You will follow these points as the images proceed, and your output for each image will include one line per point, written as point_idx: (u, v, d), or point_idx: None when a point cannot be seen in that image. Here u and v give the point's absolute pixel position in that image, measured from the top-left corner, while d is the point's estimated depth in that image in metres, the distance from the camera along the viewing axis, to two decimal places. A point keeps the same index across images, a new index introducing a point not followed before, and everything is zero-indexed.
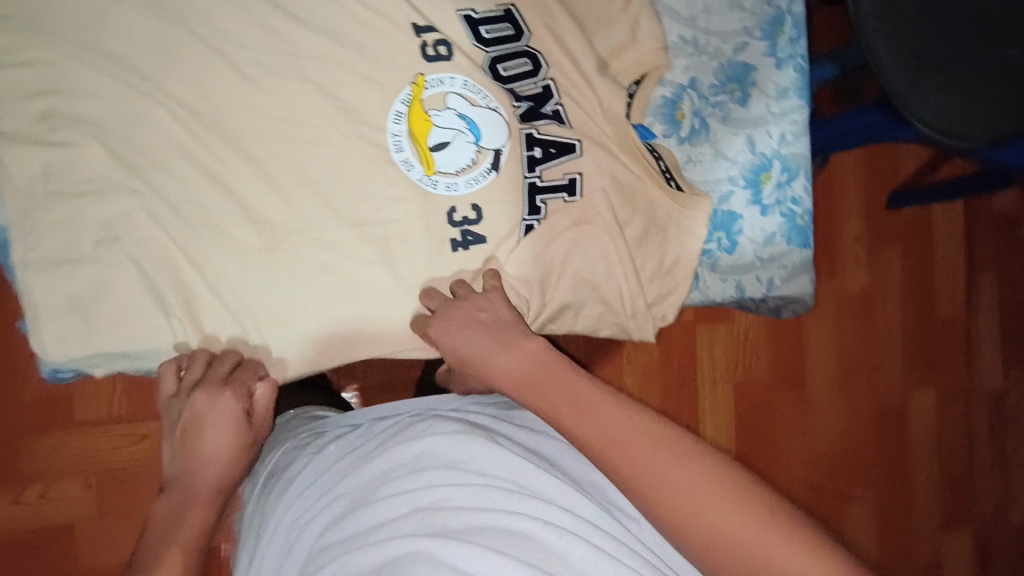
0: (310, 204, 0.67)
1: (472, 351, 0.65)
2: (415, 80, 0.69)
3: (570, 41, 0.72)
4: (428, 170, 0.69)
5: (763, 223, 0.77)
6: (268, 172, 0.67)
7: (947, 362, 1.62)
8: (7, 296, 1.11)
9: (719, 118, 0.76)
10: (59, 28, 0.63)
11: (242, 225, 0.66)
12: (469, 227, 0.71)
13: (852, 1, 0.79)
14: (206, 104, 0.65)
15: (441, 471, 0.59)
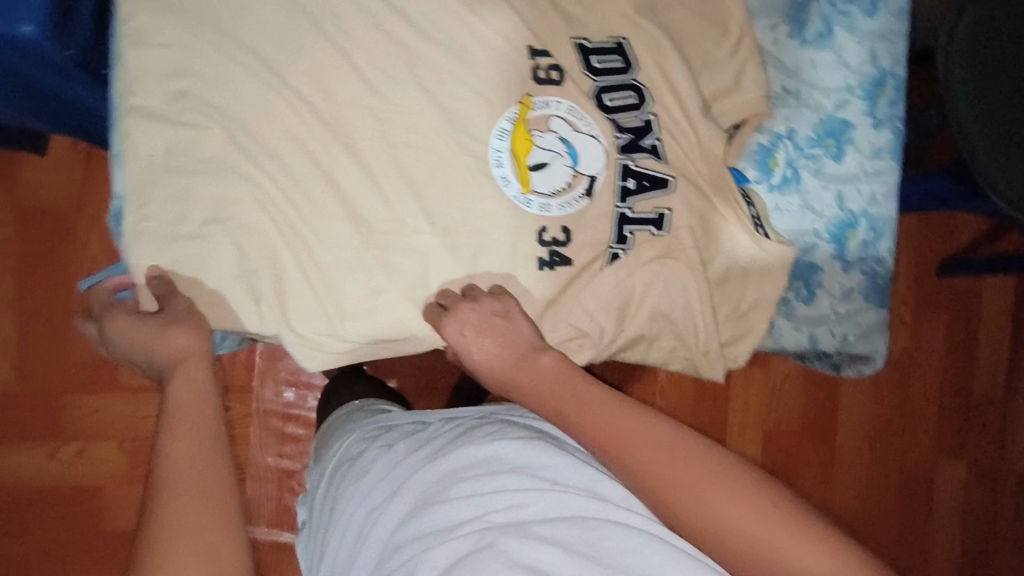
0: (408, 205, 0.68)
1: (487, 357, 0.65)
2: (522, 99, 0.70)
3: (677, 79, 0.72)
4: (524, 188, 0.70)
5: (843, 279, 0.77)
6: (370, 171, 0.68)
7: (983, 438, 1.58)
8: (83, 253, 1.16)
9: (813, 171, 0.76)
10: (203, 16, 0.67)
11: (341, 219, 0.68)
12: (556, 248, 0.71)
13: (942, 66, 0.80)
14: (325, 100, 0.67)
15: (513, 476, 0.62)
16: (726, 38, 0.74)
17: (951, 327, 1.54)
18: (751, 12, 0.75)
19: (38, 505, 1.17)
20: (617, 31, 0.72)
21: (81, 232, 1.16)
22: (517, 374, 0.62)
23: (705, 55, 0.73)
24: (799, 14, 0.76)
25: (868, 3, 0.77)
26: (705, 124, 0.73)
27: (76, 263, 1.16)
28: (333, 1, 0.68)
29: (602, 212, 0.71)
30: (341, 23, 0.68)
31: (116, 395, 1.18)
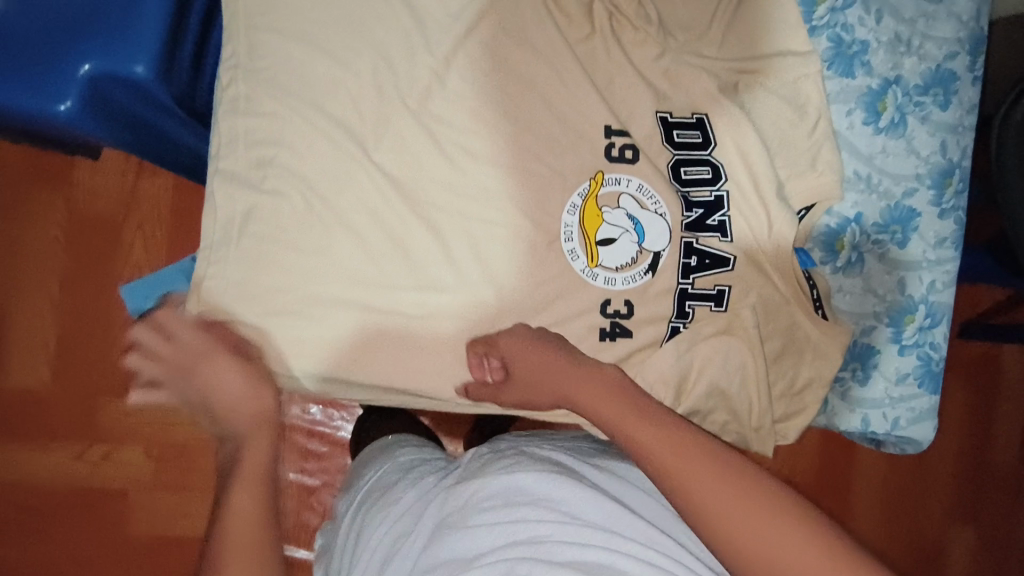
0: (480, 273, 0.71)
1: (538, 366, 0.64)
2: (593, 176, 0.72)
3: (753, 159, 0.74)
4: (591, 262, 0.73)
5: (899, 363, 0.79)
6: (453, 234, 0.70)
7: (997, 509, 1.45)
8: (122, 257, 1.09)
9: (876, 256, 0.78)
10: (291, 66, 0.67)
11: (409, 276, 0.70)
12: (619, 320, 0.74)
13: (997, 151, 0.82)
14: (412, 160, 0.69)
15: (535, 507, 0.52)
16: (803, 122, 0.75)
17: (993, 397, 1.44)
18: (828, 97, 0.77)
19: (65, 506, 1.08)
20: (698, 108, 0.74)
21: (128, 239, 1.09)
22: (569, 385, 0.60)
23: (782, 140, 0.75)
24: (875, 102, 0.77)
25: (942, 96, 0.78)
26: (775, 205, 0.74)
27: (126, 272, 1.09)
28: (426, 62, 0.69)
29: (666, 286, 0.74)
30: (435, 84, 0.69)
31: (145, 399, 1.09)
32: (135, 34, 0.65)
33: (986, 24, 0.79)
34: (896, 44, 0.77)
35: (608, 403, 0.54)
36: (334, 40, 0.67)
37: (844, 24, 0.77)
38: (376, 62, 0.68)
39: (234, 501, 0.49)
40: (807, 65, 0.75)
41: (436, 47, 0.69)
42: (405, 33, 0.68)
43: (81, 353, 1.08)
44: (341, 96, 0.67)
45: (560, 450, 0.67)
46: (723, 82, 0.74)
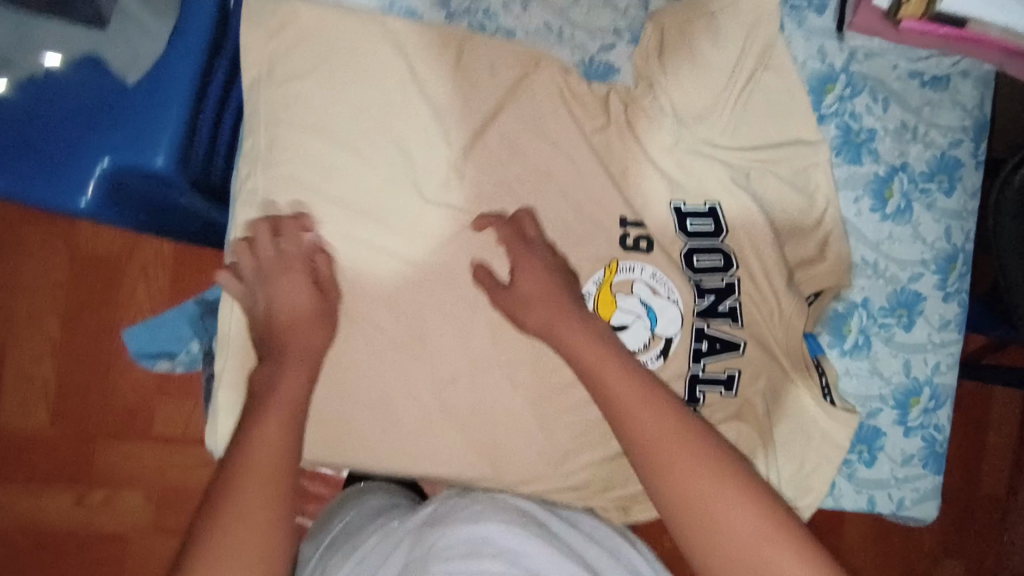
0: (494, 360, 0.72)
1: (535, 282, 0.64)
2: (608, 264, 0.72)
3: (764, 248, 0.75)
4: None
5: (905, 444, 0.80)
6: (468, 321, 0.70)
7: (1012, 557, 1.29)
8: (125, 302, 1.07)
9: (883, 339, 0.79)
10: (306, 160, 0.67)
11: (421, 363, 0.70)
12: None
13: (993, 224, 0.80)
14: (428, 249, 0.70)
15: (496, 561, 0.49)
16: (812, 210, 0.77)
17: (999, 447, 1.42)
18: (837, 184, 0.78)
19: (64, 552, 1.07)
20: (710, 197, 0.75)
21: (129, 289, 1.07)
22: (551, 322, 0.62)
23: (793, 227, 0.77)
24: (882, 189, 0.79)
25: (947, 182, 0.80)
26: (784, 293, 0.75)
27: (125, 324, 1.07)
28: (442, 155, 0.69)
29: (677, 371, 0.74)
30: (453, 176, 0.70)
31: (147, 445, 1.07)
32: (156, 128, 0.66)
33: (990, 111, 0.80)
34: (902, 132, 0.79)
35: (586, 344, 0.59)
36: (353, 133, 0.67)
37: (851, 112, 0.78)
38: (395, 155, 0.68)
39: (262, 429, 0.51)
40: (816, 154, 0.77)
41: (455, 140, 0.70)
42: (424, 127, 0.69)
43: (79, 400, 1.07)
44: (359, 188, 0.68)
45: (522, 499, 0.64)
46: (735, 172, 0.75)
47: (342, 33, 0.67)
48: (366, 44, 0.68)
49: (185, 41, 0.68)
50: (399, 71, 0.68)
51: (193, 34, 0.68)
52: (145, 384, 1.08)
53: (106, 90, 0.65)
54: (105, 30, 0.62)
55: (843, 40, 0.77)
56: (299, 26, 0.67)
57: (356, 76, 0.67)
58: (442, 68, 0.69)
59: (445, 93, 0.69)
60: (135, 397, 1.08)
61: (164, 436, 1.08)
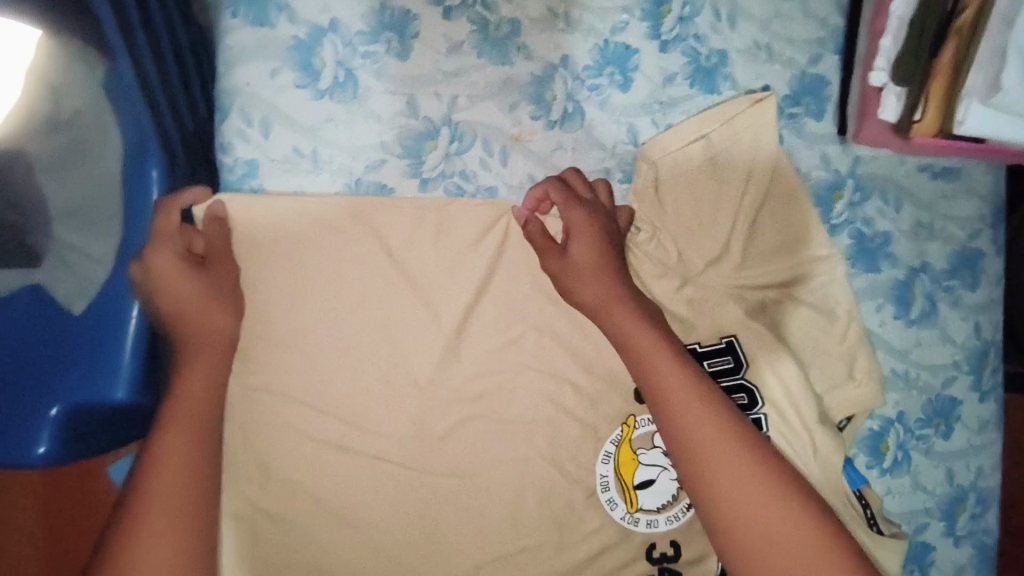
0: (514, 541, 0.64)
1: (590, 268, 0.60)
2: (625, 420, 0.66)
3: (788, 375, 0.68)
4: (630, 508, 0.65)
5: (955, 554, 0.76)
6: (483, 507, 0.64)
7: None
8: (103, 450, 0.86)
9: (922, 451, 0.75)
10: (291, 371, 0.62)
11: (435, 561, 0.63)
12: (667, 564, 0.65)
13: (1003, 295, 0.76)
14: (430, 439, 0.64)
15: None
16: (834, 328, 0.71)
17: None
18: (856, 295, 0.73)
19: None
20: (725, 330, 0.68)
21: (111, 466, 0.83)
22: (606, 312, 0.59)
23: (814, 347, 0.71)
24: (904, 294, 0.74)
25: (971, 277, 0.75)
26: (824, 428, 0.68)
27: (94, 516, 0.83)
28: (432, 337, 0.64)
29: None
30: (450, 355, 0.64)
31: None
32: (108, 360, 0.56)
33: (1005, 193, 0.77)
34: (918, 231, 0.74)
35: (643, 335, 0.57)
36: (340, 330, 0.62)
37: (863, 218, 0.73)
38: (387, 346, 0.63)
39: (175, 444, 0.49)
40: (833, 270, 0.71)
41: (446, 317, 0.64)
42: (412, 307, 0.63)
43: None
44: (349, 388, 0.63)
45: None
46: (748, 302, 0.69)
47: (314, 224, 0.62)
48: (339, 231, 0.62)
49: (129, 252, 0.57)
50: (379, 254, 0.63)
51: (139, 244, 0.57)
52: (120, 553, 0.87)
53: (54, 324, 0.58)
54: (42, 266, 0.59)
55: (847, 145, 0.72)
56: (259, 221, 0.61)
57: (334, 269, 0.62)
58: (423, 241, 0.63)
59: (431, 270, 0.64)
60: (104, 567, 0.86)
61: None
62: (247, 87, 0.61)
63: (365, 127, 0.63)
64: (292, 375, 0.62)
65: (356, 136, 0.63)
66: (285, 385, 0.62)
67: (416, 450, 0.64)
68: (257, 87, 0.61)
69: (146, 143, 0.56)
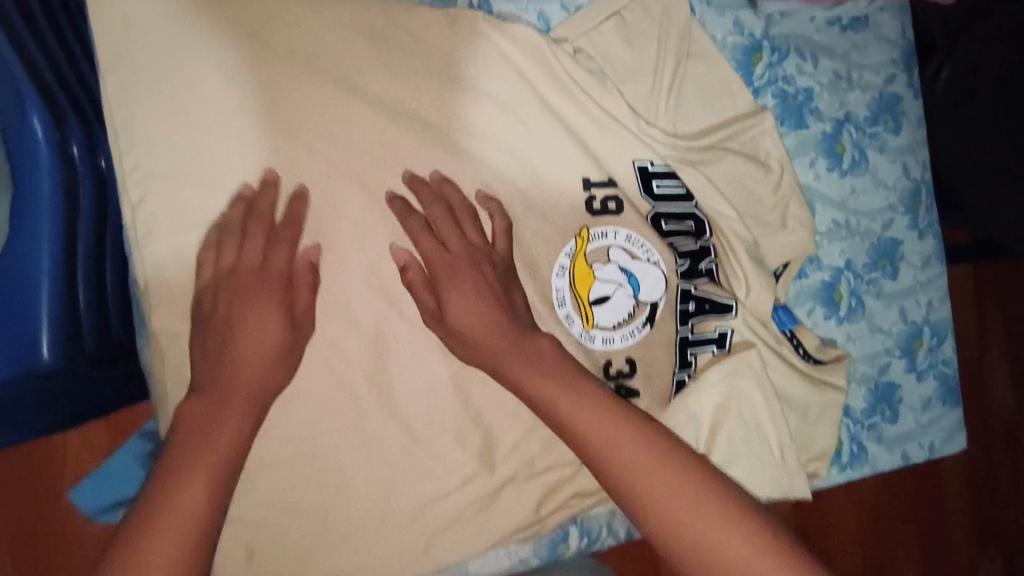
0: (487, 420, 0.66)
1: (465, 316, 0.58)
2: (578, 233, 0.67)
3: (725, 222, 0.71)
4: (586, 324, 0.68)
5: (920, 389, 0.78)
6: (451, 371, 0.65)
7: None
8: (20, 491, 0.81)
9: (873, 294, 0.77)
10: None
11: (407, 459, 0.64)
12: (623, 380, 0.69)
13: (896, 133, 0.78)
14: (385, 304, 0.63)
15: None
16: (769, 179, 0.73)
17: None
18: (788, 153, 0.75)
19: None
20: (662, 196, 0.69)
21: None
22: (502, 362, 0.57)
23: (750, 200, 0.72)
24: (833, 145, 0.75)
25: (892, 121, 0.78)
26: (764, 267, 0.72)
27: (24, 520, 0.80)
28: (375, 244, 0.63)
29: (666, 337, 0.70)
30: (396, 239, 0.63)
31: None
32: (29, 288, 0.56)
33: (913, 36, 0.79)
34: (838, 82, 0.76)
35: (527, 364, 0.56)
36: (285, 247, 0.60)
37: (783, 77, 0.75)
38: (337, 252, 0.62)
39: (185, 491, 0.46)
40: (762, 123, 0.73)
41: (391, 224, 0.63)
42: (352, 212, 0.63)
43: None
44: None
45: None
46: (682, 157, 0.70)
47: (208, 172, 0.60)
48: (236, 175, 0.60)
49: (31, 148, 0.57)
50: (312, 171, 0.62)
51: (40, 146, 0.57)
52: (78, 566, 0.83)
53: None
54: None
55: (756, 8, 0.74)
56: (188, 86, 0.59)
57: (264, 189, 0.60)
58: (346, 150, 0.63)
59: (359, 180, 0.63)
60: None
61: None
62: (124, 20, 0.59)
63: (231, 64, 0.60)
64: None
65: (255, 64, 0.61)
66: None
67: (380, 361, 0.63)
68: (147, 22, 0.59)
69: (23, 95, 0.56)
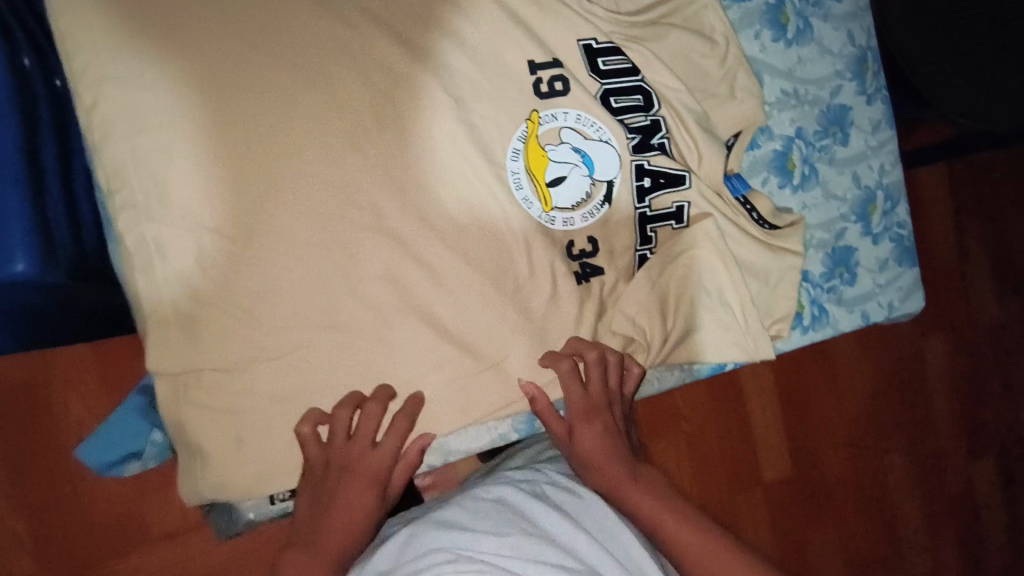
0: (455, 308, 0.67)
1: (589, 446, 0.70)
2: (529, 117, 0.69)
3: (673, 97, 0.73)
4: (545, 206, 0.69)
5: (876, 252, 0.81)
6: (418, 261, 0.65)
7: (950, 302, 1.53)
8: (73, 424, 0.96)
9: (826, 161, 0.79)
10: (194, 203, 0.60)
11: (378, 348, 0.66)
12: (587, 259, 0.71)
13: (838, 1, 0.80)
14: (343, 200, 0.63)
15: (454, 539, 0.55)
16: (714, 52, 0.74)
17: (932, 240, 1.52)
18: (733, 27, 0.76)
19: None
20: (609, 73, 0.71)
21: (51, 398, 0.96)
22: (595, 475, 0.70)
23: (696, 73, 0.74)
24: (777, 16, 0.77)
25: None
26: (715, 138, 0.74)
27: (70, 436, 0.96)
28: (324, 132, 0.63)
29: (625, 215, 0.71)
30: (346, 132, 0.63)
31: (159, 540, 0.99)
32: None
33: None
34: None
35: (599, 446, 0.70)
36: (236, 142, 0.60)
37: None
38: (293, 139, 0.62)
39: None
40: None
41: (345, 116, 0.63)
42: (303, 104, 0.62)
43: (73, 529, 0.96)
44: (248, 189, 0.61)
45: (513, 479, 0.67)
46: (623, 33, 0.72)
47: (148, 74, 0.59)
48: (175, 73, 0.60)
49: None
50: (255, 62, 0.61)
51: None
52: (122, 488, 0.98)
53: None
54: None
55: None
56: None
57: (212, 84, 0.60)
58: (291, 43, 0.63)
59: (306, 74, 0.62)
60: (119, 494, 0.98)
61: (165, 532, 1.00)
62: None
63: None
64: (207, 207, 0.60)
65: None
66: (192, 216, 0.60)
67: (347, 256, 0.64)
68: None
69: None
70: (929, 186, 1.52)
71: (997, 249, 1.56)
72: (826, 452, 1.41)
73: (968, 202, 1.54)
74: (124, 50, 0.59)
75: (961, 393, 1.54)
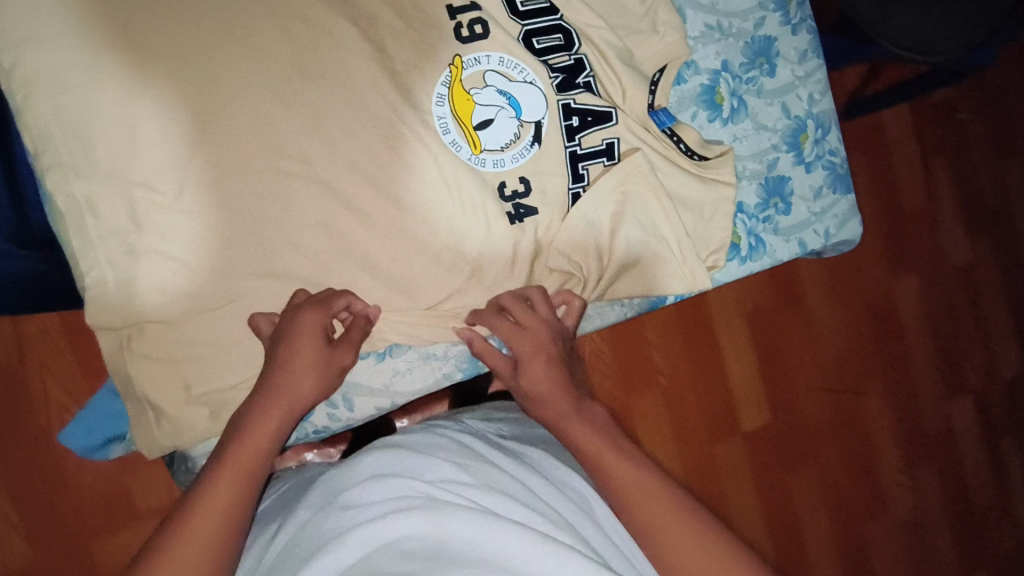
0: (389, 251, 0.69)
1: (540, 377, 0.69)
2: (452, 61, 0.70)
3: (595, 35, 0.75)
4: (474, 149, 0.70)
5: (810, 180, 0.83)
6: (351, 209, 0.67)
7: (920, 243, 1.54)
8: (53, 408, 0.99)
9: (753, 93, 0.81)
10: (121, 160, 0.62)
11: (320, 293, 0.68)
12: (520, 201, 0.72)
13: None
14: (273, 152, 0.64)
15: (407, 469, 0.58)
16: None
17: (900, 182, 1.52)
18: None
19: None
20: (529, 15, 0.72)
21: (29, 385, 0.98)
22: (547, 409, 0.68)
23: (618, 12, 0.76)
24: None
25: None
26: (639, 75, 0.76)
27: (51, 419, 0.99)
28: (247, 84, 0.63)
29: (555, 154, 0.72)
30: (269, 83, 0.64)
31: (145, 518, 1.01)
32: None
33: None
34: None
35: (548, 382, 0.69)
36: (156, 95, 0.61)
37: None
38: (218, 92, 0.62)
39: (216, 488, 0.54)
40: None
41: (271, 67, 0.64)
42: (224, 58, 0.63)
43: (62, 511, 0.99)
44: (173, 143, 0.62)
45: (476, 428, 0.71)
46: None
47: (67, 34, 0.61)
48: (95, 31, 0.61)
49: None
50: (172, 18, 0.62)
51: None
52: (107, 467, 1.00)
53: None
54: None
55: None
56: None
57: (130, 40, 0.61)
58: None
59: (226, 26, 0.63)
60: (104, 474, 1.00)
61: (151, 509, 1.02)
62: None
63: None
64: (132, 160, 0.62)
65: None
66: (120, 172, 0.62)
67: (278, 207, 0.65)
68: None
69: None
70: (894, 130, 1.52)
71: (964, 189, 1.58)
72: (802, 394, 1.43)
73: (932, 144, 1.55)
74: (42, 11, 0.61)
75: (934, 333, 1.56)
